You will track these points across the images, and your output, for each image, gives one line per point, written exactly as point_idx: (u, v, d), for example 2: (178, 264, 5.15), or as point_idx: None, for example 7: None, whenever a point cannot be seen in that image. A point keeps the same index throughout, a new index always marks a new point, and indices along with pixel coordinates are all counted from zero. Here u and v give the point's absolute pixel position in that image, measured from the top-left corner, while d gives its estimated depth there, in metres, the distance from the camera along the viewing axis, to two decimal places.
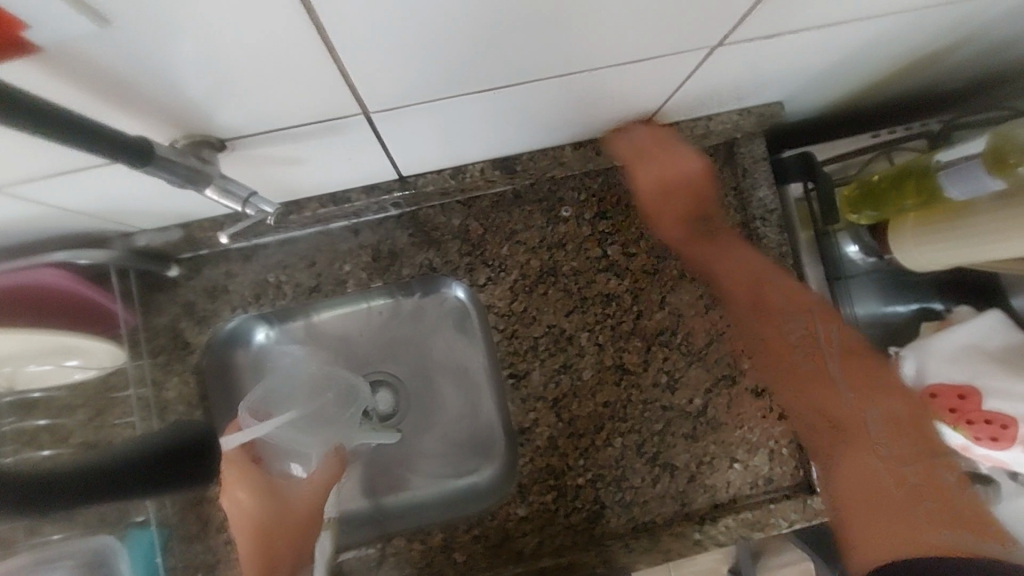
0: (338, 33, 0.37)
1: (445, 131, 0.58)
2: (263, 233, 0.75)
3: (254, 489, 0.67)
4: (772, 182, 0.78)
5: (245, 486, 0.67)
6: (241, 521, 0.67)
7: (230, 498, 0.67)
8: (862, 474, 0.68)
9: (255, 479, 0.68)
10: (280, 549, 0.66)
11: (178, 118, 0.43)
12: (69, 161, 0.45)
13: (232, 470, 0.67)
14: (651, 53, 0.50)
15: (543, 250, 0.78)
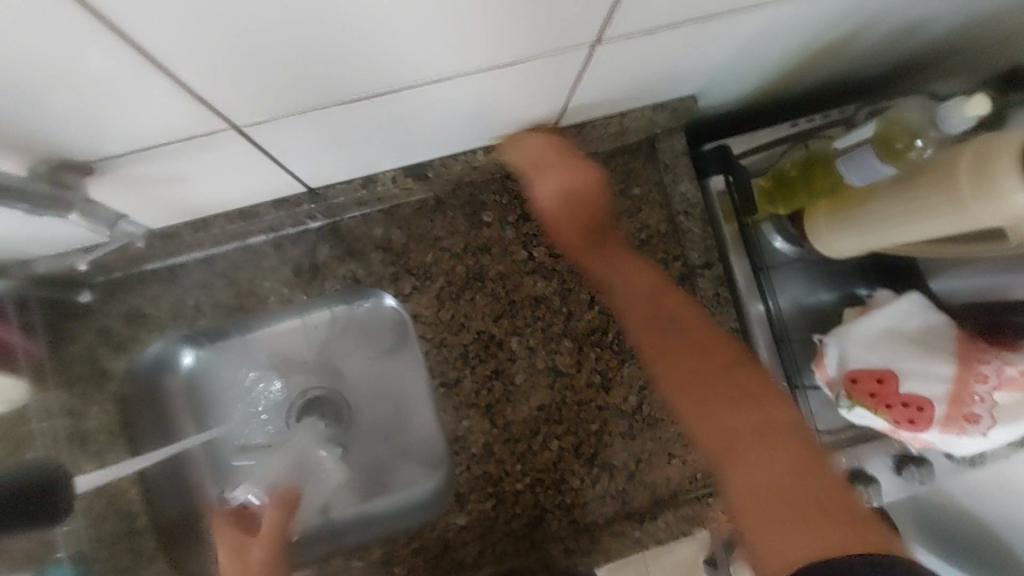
0: (153, 38, 0.36)
1: (336, 140, 0.57)
2: (177, 252, 0.72)
3: (232, 546, 0.68)
4: (693, 175, 0.77)
5: (224, 545, 0.68)
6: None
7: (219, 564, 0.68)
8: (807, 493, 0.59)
9: (231, 537, 0.69)
10: None
11: (27, 143, 0.43)
12: None
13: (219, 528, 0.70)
14: (525, 54, 0.51)
15: (468, 256, 0.77)
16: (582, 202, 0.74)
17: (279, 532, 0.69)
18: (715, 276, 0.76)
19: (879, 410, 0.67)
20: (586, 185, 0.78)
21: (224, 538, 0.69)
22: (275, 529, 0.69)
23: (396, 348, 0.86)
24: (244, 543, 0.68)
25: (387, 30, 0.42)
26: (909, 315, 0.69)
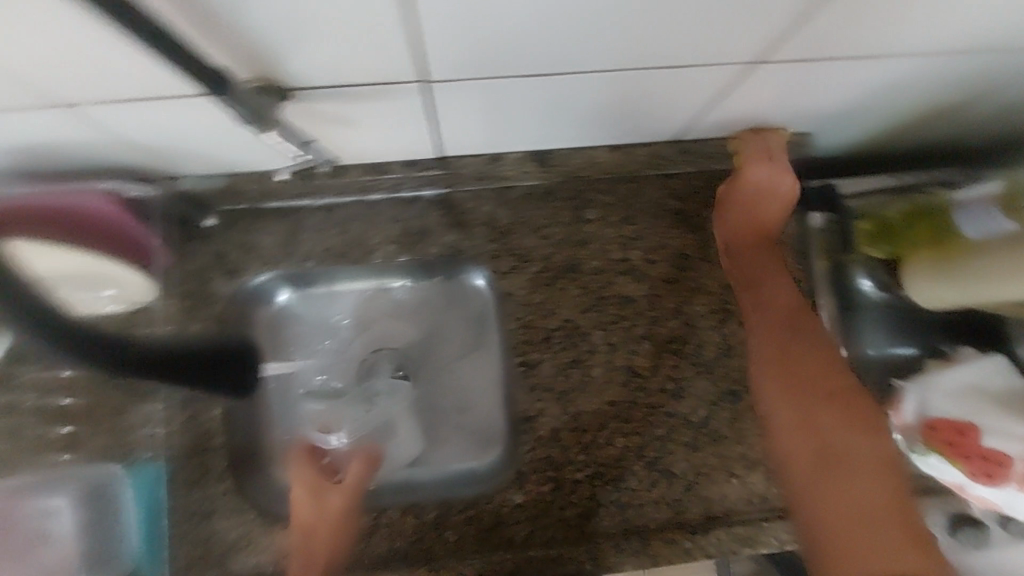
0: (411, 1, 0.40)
1: (491, 113, 0.60)
2: (302, 194, 0.76)
3: (309, 487, 0.77)
4: (794, 208, 0.81)
5: (301, 485, 0.77)
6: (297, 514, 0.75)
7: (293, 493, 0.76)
8: (855, 511, 0.61)
9: (306, 479, 0.77)
10: (319, 545, 0.71)
11: (243, 53, 0.44)
12: (155, 83, 0.49)
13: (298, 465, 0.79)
14: (693, 59, 0.54)
15: (567, 247, 0.80)
16: (739, 213, 0.77)
17: (355, 489, 0.77)
18: (803, 307, 0.80)
19: (956, 461, 0.69)
20: (689, 199, 0.80)
21: (301, 478, 0.77)
22: (353, 485, 0.77)
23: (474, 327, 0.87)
24: (321, 487, 0.77)
25: (592, 14, 0.45)
26: (992, 375, 0.70)
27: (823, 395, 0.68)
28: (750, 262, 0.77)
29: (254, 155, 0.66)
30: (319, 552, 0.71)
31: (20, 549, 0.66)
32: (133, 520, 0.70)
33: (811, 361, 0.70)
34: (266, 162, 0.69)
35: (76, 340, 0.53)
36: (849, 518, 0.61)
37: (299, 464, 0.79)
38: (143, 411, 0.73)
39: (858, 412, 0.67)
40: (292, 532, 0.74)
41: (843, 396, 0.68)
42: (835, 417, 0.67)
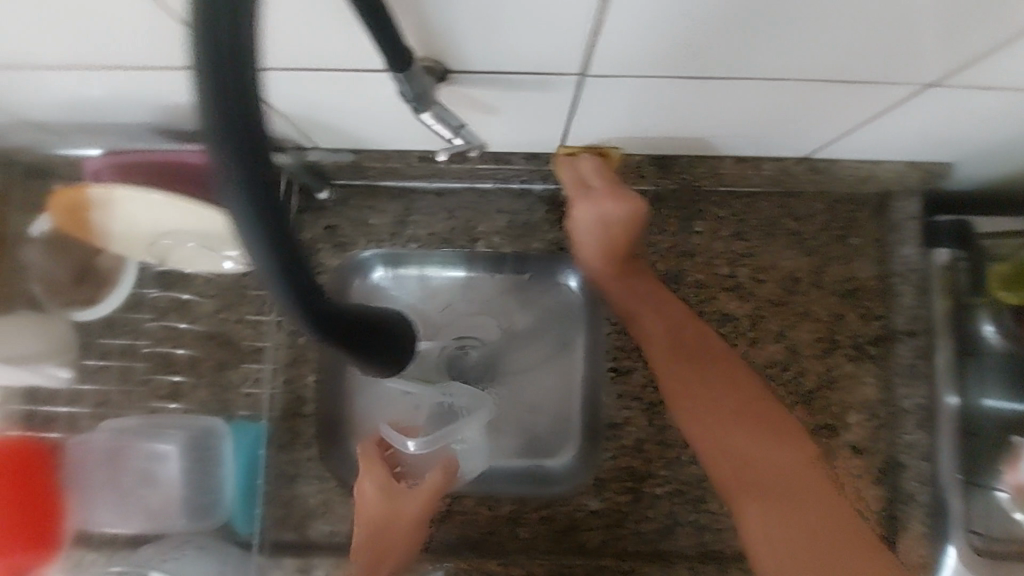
0: None
1: (632, 113, 0.59)
2: (416, 177, 0.76)
3: (381, 487, 0.71)
4: (921, 242, 0.76)
5: (373, 483, 0.71)
6: (366, 512, 0.71)
7: (360, 490, 0.71)
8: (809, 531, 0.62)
9: (379, 476, 0.71)
10: (392, 543, 0.71)
11: (425, 32, 0.44)
12: (329, 55, 0.47)
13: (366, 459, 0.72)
14: (869, 77, 0.51)
15: (673, 257, 0.78)
16: (591, 243, 0.71)
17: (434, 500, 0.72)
18: (915, 347, 0.76)
19: None
20: (806, 221, 0.78)
21: (373, 476, 0.71)
22: (432, 492, 0.72)
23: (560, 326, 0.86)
24: (395, 489, 0.72)
25: (793, 18, 0.43)
26: None
27: (713, 411, 0.68)
28: (652, 300, 0.73)
29: (403, 132, 0.65)
30: (393, 551, 0.71)
31: (127, 488, 0.67)
32: (230, 476, 0.69)
33: (704, 386, 0.69)
34: (398, 143, 0.69)
35: (296, 272, 0.31)
36: (808, 538, 0.61)
37: (371, 460, 0.73)
38: (244, 370, 0.75)
39: (772, 429, 0.67)
40: (359, 524, 0.71)
41: (754, 413, 0.67)
42: (739, 436, 0.67)
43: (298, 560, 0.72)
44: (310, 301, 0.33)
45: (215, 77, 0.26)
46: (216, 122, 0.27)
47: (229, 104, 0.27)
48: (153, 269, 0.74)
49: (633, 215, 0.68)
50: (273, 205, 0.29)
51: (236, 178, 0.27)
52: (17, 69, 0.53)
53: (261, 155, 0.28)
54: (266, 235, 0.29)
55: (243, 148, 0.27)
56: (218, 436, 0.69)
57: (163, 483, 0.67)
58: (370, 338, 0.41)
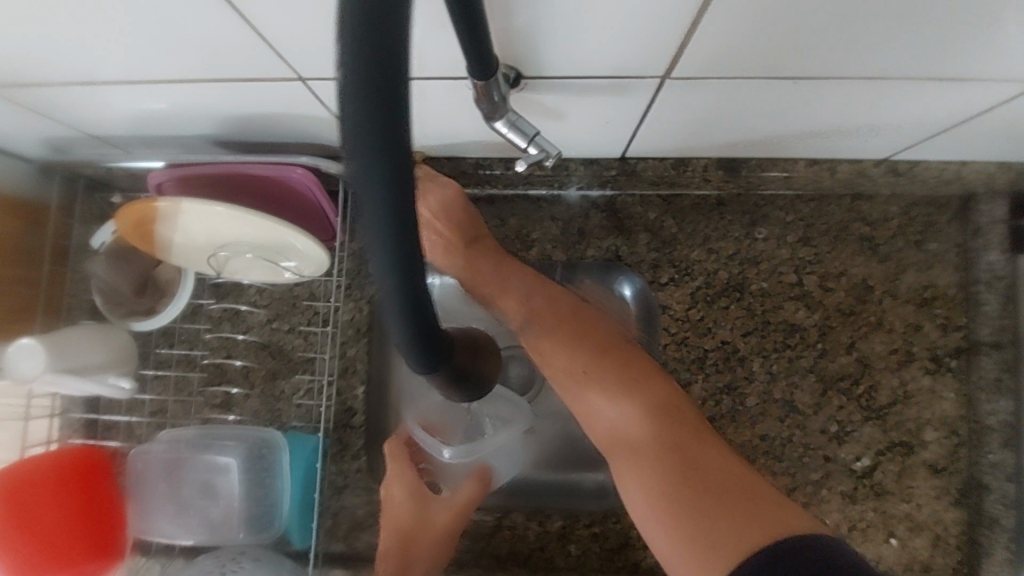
0: None
1: (704, 116, 0.56)
2: (467, 184, 0.74)
3: (411, 493, 0.69)
4: (1007, 248, 0.70)
5: (402, 487, 0.68)
6: (392, 520, 0.69)
7: (388, 494, 0.69)
8: (725, 469, 0.52)
9: (409, 482, 0.69)
10: (418, 551, 0.69)
11: (502, 35, 0.43)
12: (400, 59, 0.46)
13: (393, 464, 0.69)
14: (975, 74, 0.47)
15: (733, 264, 0.74)
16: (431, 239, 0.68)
17: (464, 512, 0.69)
18: (1003, 360, 0.70)
19: None
20: (879, 226, 0.74)
21: (400, 481, 0.69)
22: (465, 504, 0.69)
23: None
24: (422, 497, 0.69)
25: (906, 9, 0.40)
26: None
27: (588, 379, 0.59)
28: (492, 280, 0.67)
29: (466, 139, 0.64)
30: (417, 561, 0.69)
31: (187, 500, 0.65)
32: (287, 488, 0.67)
33: (571, 354, 0.61)
34: (454, 148, 0.67)
35: (409, 250, 0.29)
36: (719, 485, 0.51)
37: (401, 462, 0.69)
38: (295, 380, 0.75)
39: (612, 373, 0.59)
40: (385, 531, 0.69)
41: (601, 357, 0.60)
42: (631, 407, 0.57)
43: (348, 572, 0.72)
44: (416, 291, 0.31)
45: (368, 65, 0.25)
46: (360, 109, 0.26)
47: (375, 91, 0.25)
48: (208, 280, 0.75)
49: (452, 196, 0.67)
50: (404, 195, 0.28)
51: (374, 167, 0.27)
52: (87, 85, 0.53)
53: (401, 144, 0.27)
54: (392, 221, 0.28)
55: (382, 136, 0.26)
56: (275, 447, 0.66)
57: (225, 495, 0.65)
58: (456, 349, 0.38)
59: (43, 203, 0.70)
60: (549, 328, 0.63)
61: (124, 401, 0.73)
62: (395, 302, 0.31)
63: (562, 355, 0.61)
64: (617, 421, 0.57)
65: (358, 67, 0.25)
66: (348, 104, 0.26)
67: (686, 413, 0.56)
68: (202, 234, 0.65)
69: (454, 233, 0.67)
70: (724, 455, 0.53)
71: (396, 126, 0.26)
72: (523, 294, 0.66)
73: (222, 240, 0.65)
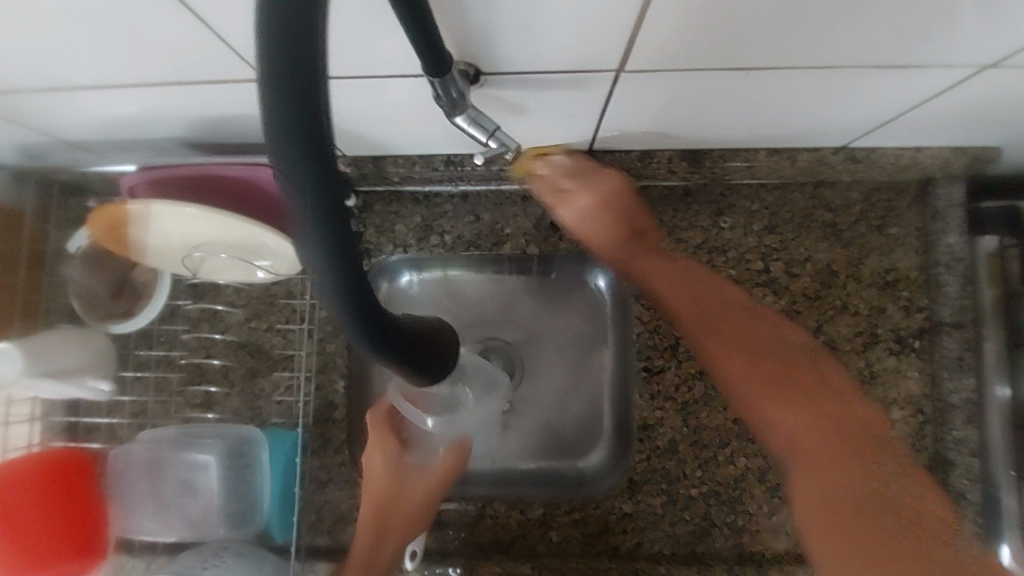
0: None
1: (664, 109, 0.57)
2: (439, 181, 0.75)
3: (388, 463, 0.69)
4: (965, 231, 0.73)
5: (382, 455, 0.69)
6: (371, 487, 0.70)
7: (368, 463, 0.70)
8: (906, 497, 0.54)
9: (390, 451, 0.69)
10: (395, 522, 0.70)
11: (457, 35, 0.44)
12: (361, 59, 0.48)
13: (375, 433, 0.69)
14: (921, 60, 0.49)
15: (702, 253, 0.76)
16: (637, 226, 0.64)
17: (440, 486, 0.70)
18: (964, 338, 0.73)
19: None
20: (841, 212, 0.75)
21: (379, 451, 0.69)
22: (441, 479, 0.70)
23: (597, 334, 0.84)
24: (400, 467, 0.70)
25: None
26: None
27: (767, 390, 0.59)
28: (658, 270, 0.66)
29: (435, 136, 0.65)
30: (393, 530, 0.70)
31: (167, 498, 0.66)
32: (267, 483, 0.68)
33: (751, 363, 0.61)
34: (424, 146, 0.68)
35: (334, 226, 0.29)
36: (896, 523, 0.52)
37: (381, 431, 0.70)
38: (275, 378, 0.76)
39: (806, 385, 0.59)
40: (366, 499, 0.70)
41: (795, 376, 0.59)
42: (816, 428, 0.56)
43: (332, 565, 0.73)
44: (353, 271, 0.31)
45: (281, 63, 0.26)
46: (279, 107, 0.27)
47: (291, 87, 0.27)
48: (185, 281, 0.75)
49: (608, 188, 0.61)
50: (332, 186, 0.29)
51: (294, 142, 0.27)
52: (56, 91, 0.54)
53: (321, 136, 0.28)
54: (322, 214, 0.29)
55: (301, 129, 0.27)
56: (254, 443, 0.68)
57: (204, 491, 0.66)
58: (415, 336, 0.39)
59: (17, 210, 0.70)
60: (722, 334, 0.63)
61: (104, 404, 0.73)
62: (328, 281, 0.31)
63: (742, 361, 0.61)
64: (812, 435, 0.56)
65: (272, 67, 0.26)
66: (267, 101, 0.27)
67: (859, 436, 0.56)
68: (176, 235, 0.66)
69: (622, 219, 0.63)
70: (910, 482, 0.56)
71: (314, 119, 0.27)
72: (688, 288, 0.66)
73: (195, 239, 0.67)
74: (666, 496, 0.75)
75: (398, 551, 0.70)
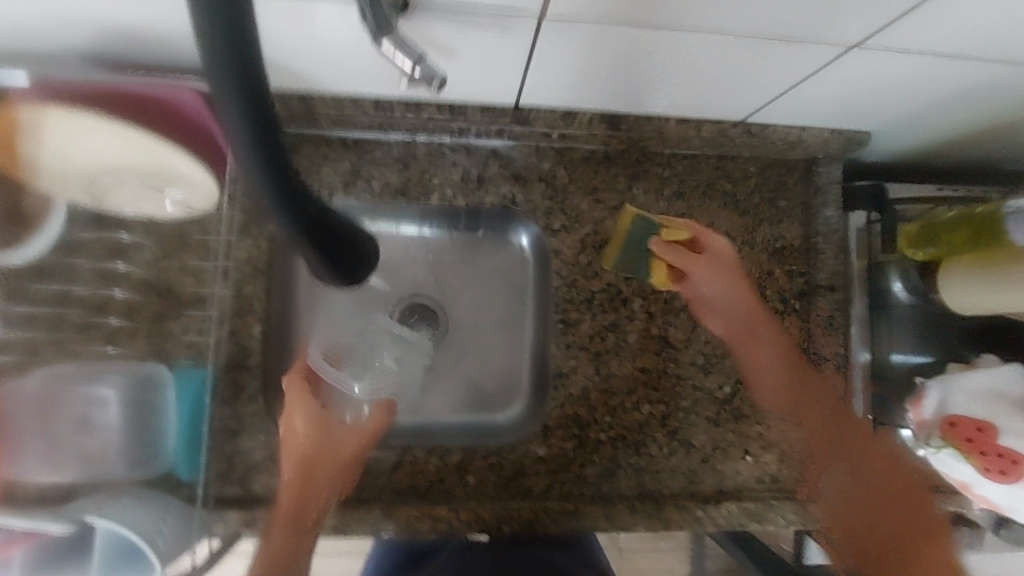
0: None
1: (585, 65, 0.62)
2: (367, 128, 0.75)
3: (312, 420, 0.75)
4: (840, 206, 0.84)
5: (304, 416, 0.75)
6: (292, 448, 0.74)
7: (288, 426, 0.74)
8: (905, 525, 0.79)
9: (311, 411, 0.76)
10: (318, 487, 0.73)
11: None
12: None
13: (294, 396, 0.75)
14: (801, 35, 0.56)
15: (619, 214, 0.81)
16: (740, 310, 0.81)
17: (367, 444, 0.76)
18: (836, 300, 0.84)
19: (971, 456, 0.72)
20: (741, 183, 0.84)
21: (302, 411, 0.75)
22: (371, 433, 0.77)
23: (519, 291, 0.88)
24: (326, 423, 0.76)
25: None
26: (1009, 380, 0.73)
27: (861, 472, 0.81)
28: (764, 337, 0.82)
29: (364, 75, 0.65)
30: (319, 493, 0.72)
31: (59, 436, 0.62)
32: (173, 420, 0.67)
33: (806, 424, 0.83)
34: (352, 87, 0.69)
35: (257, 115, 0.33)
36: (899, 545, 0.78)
37: (300, 394, 0.75)
38: (186, 320, 0.73)
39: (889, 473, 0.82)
40: (286, 463, 0.73)
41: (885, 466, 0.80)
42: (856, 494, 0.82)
43: (242, 513, 0.71)
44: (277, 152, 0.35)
45: None
46: (201, 5, 0.30)
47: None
48: (85, 211, 0.70)
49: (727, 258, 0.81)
50: (266, 130, 0.34)
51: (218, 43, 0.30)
52: None
53: (242, 36, 0.30)
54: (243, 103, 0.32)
55: (224, 29, 0.30)
56: (159, 380, 0.67)
57: (103, 430, 0.64)
58: (339, 239, 0.44)
59: None
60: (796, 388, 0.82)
61: None
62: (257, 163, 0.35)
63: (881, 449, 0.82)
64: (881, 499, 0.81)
65: None
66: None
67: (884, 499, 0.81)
68: (77, 156, 0.62)
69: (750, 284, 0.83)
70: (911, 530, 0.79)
71: (236, 22, 0.30)
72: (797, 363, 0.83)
73: (99, 164, 0.63)
74: (576, 439, 0.79)
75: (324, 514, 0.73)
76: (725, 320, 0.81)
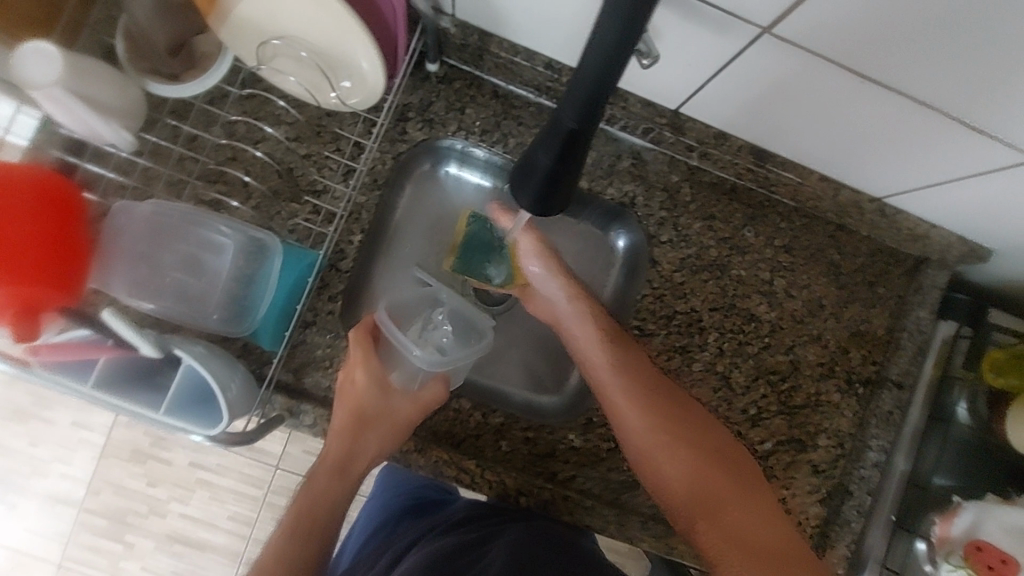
0: None
1: (770, 91, 0.63)
2: (525, 84, 0.78)
3: (374, 377, 0.69)
4: (934, 311, 0.85)
5: (365, 371, 0.69)
6: (347, 397, 0.69)
7: (348, 377, 0.69)
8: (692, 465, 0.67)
9: (374, 366, 0.69)
10: (366, 439, 0.70)
11: None
12: None
13: (358, 348, 0.69)
14: (991, 129, 0.57)
15: (724, 246, 0.83)
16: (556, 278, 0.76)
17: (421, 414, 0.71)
18: (897, 397, 0.84)
19: None
20: (848, 258, 0.85)
21: (365, 367, 0.69)
22: (428, 403, 0.71)
23: None
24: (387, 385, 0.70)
25: (971, 45, 0.49)
26: None
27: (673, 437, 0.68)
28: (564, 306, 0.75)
29: (555, 32, 0.67)
30: (367, 444, 0.70)
31: (164, 266, 0.64)
32: (270, 294, 0.67)
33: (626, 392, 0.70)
34: (533, 41, 0.71)
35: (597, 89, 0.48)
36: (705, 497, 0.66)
37: (364, 348, 0.70)
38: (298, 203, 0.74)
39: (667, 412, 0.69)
40: (341, 409, 0.69)
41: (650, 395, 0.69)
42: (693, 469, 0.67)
43: (288, 400, 0.72)
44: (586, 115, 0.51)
45: None
46: None
47: None
48: (247, 71, 0.73)
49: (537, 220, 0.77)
50: (592, 104, 0.49)
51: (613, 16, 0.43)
52: None
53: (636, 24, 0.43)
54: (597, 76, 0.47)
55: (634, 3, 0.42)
56: (266, 253, 0.66)
57: (206, 271, 0.65)
58: (564, 187, 0.57)
59: None
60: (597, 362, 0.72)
61: (113, 159, 0.68)
62: (573, 111, 0.51)
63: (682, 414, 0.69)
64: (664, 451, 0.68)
65: None
66: None
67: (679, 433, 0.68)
68: (271, 13, 0.63)
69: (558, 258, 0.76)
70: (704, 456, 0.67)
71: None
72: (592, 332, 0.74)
73: (287, 28, 0.64)
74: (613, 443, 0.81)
75: (370, 465, 0.71)
76: (548, 302, 0.77)
